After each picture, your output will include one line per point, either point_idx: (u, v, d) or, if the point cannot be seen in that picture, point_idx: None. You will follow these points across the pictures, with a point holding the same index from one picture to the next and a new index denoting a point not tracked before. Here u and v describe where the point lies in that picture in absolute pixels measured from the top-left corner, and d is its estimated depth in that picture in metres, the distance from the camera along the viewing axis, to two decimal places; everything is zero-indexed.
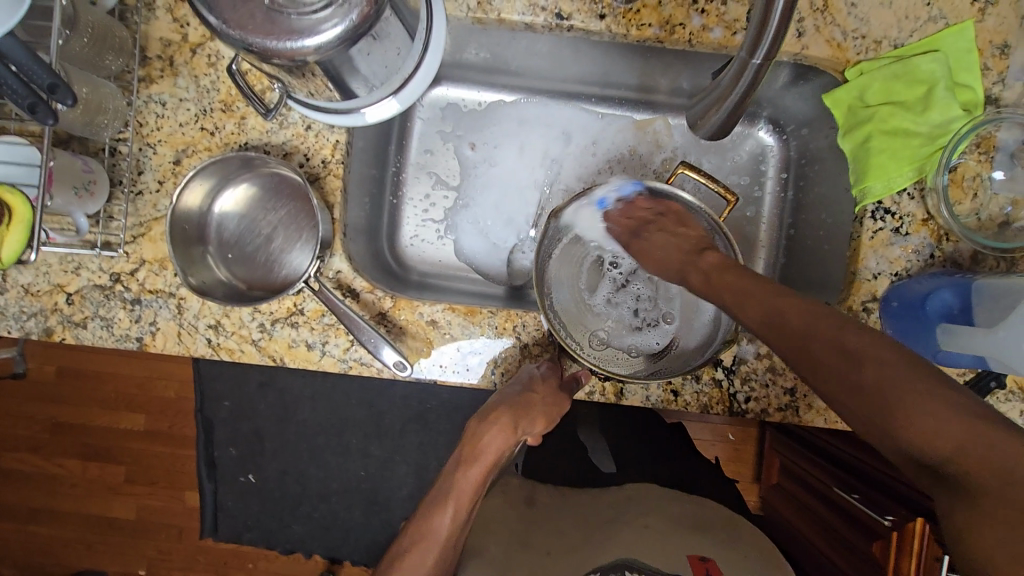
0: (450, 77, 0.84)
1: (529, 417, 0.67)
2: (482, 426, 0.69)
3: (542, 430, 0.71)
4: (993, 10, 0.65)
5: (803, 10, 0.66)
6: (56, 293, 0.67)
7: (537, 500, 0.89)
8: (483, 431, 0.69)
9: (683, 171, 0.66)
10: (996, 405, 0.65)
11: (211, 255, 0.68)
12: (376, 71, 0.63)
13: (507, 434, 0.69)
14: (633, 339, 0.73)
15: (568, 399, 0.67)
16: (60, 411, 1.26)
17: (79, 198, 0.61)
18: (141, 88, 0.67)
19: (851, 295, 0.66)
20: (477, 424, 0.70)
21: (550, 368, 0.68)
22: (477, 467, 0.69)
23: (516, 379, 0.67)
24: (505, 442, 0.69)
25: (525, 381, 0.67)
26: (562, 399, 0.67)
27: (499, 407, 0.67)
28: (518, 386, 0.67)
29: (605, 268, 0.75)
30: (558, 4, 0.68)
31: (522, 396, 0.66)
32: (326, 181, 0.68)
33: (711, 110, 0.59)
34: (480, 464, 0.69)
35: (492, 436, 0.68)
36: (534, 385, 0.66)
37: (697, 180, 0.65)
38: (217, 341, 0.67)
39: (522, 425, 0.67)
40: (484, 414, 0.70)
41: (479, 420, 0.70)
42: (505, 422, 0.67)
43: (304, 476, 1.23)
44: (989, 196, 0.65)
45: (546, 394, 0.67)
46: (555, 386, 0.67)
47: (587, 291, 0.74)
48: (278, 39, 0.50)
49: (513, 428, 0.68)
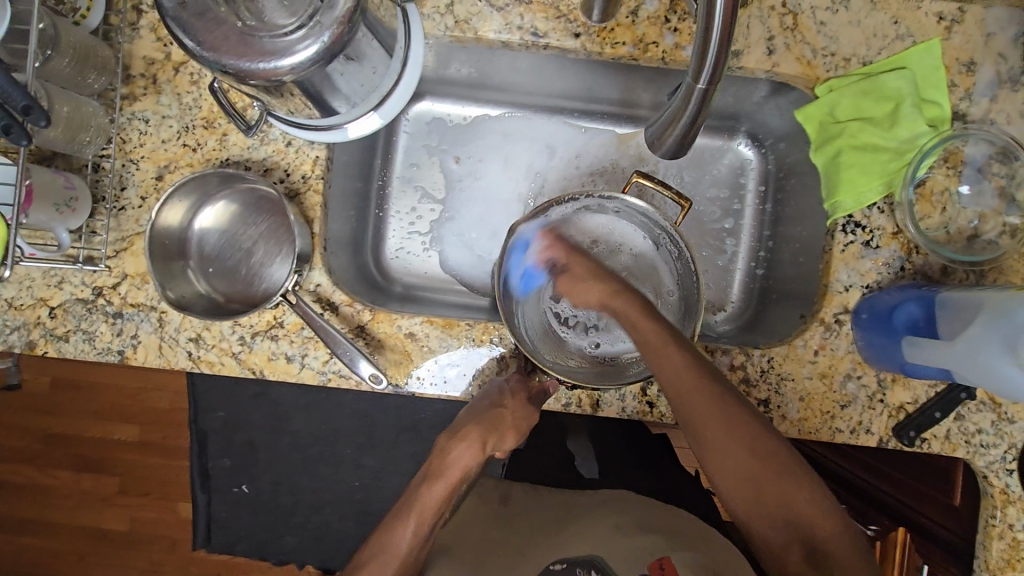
0: (432, 92, 0.85)
1: (501, 432, 0.67)
2: (451, 442, 0.68)
3: (507, 446, 0.71)
4: (959, 29, 0.67)
5: (773, 28, 0.67)
6: (39, 307, 0.68)
7: (513, 497, 0.88)
8: (453, 447, 0.68)
9: (638, 180, 0.68)
10: (967, 415, 0.66)
11: (192, 269, 0.69)
12: (355, 89, 0.64)
13: (475, 451, 0.68)
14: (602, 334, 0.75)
15: (538, 410, 0.68)
16: (51, 422, 1.26)
17: (61, 214, 0.62)
18: (124, 105, 0.68)
19: (823, 307, 0.67)
20: (445, 441, 0.69)
21: (520, 382, 0.68)
22: (443, 484, 0.67)
23: (490, 386, 0.68)
24: (473, 458, 0.68)
25: (493, 396, 0.68)
26: (528, 413, 0.68)
27: (470, 423, 0.67)
28: (489, 395, 0.68)
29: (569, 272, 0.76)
30: (533, 23, 0.70)
31: (492, 410, 0.67)
32: (306, 197, 0.69)
33: (666, 131, 0.56)
34: (444, 481, 0.67)
35: (461, 452, 0.68)
36: (503, 399, 0.67)
37: (652, 188, 0.68)
38: (198, 354, 0.68)
39: (490, 440, 0.67)
40: (455, 430, 0.69)
41: (449, 436, 0.69)
42: (474, 437, 0.67)
43: (294, 487, 1.23)
44: (958, 210, 0.66)
45: (517, 407, 0.67)
46: (524, 401, 0.68)
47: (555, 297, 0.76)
48: (252, 60, 0.51)
49: (481, 446, 0.68)
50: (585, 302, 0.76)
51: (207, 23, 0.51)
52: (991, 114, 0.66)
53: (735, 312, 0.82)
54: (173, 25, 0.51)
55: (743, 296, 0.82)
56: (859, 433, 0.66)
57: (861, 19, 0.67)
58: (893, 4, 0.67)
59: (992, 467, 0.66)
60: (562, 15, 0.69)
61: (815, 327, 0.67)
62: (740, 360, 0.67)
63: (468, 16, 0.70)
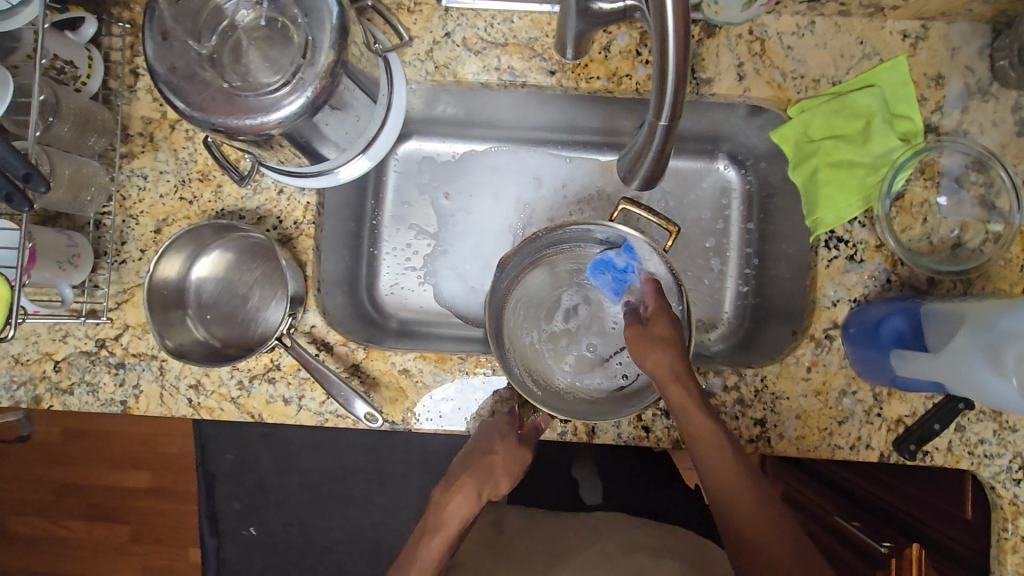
0: (420, 131, 0.87)
1: (494, 474, 0.72)
2: (446, 494, 0.73)
3: (501, 491, 0.76)
4: (924, 45, 0.68)
5: (742, 55, 0.69)
6: (45, 361, 0.70)
7: (505, 525, 0.89)
8: (448, 499, 0.73)
9: (626, 206, 0.69)
10: (968, 425, 0.65)
11: (190, 317, 0.71)
12: (341, 136, 0.67)
13: (471, 501, 0.73)
14: (601, 348, 0.75)
15: (528, 451, 0.72)
16: (66, 472, 1.27)
17: (64, 270, 0.64)
18: (124, 163, 0.71)
19: (812, 323, 0.67)
20: (440, 495, 0.74)
21: (508, 423, 0.70)
22: (439, 537, 0.71)
23: (486, 427, 0.69)
24: (469, 510, 0.72)
25: (486, 440, 0.71)
26: (522, 454, 0.72)
27: (464, 473, 0.73)
28: (483, 436, 0.70)
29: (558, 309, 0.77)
30: (510, 63, 0.72)
31: (483, 458, 0.72)
32: (299, 242, 0.71)
33: (637, 165, 0.56)
34: (443, 533, 0.71)
35: (456, 504, 0.72)
36: (493, 446, 0.71)
37: (641, 215, 0.69)
38: (198, 401, 0.69)
39: (483, 486, 0.73)
40: (451, 481, 0.74)
41: (445, 488, 0.74)
42: (468, 487, 0.72)
43: (305, 528, 1.23)
44: (938, 220, 0.67)
45: (506, 453, 0.71)
46: (515, 444, 0.71)
47: (544, 333, 0.76)
48: (238, 118, 0.54)
49: (476, 495, 0.73)
50: (580, 321, 0.76)
51: (195, 86, 0.53)
52: (963, 124, 0.67)
53: (727, 333, 0.82)
54: (165, 88, 0.54)
55: (736, 314, 0.82)
56: (858, 448, 0.66)
57: (828, 41, 0.69)
58: (858, 25, 0.69)
59: (998, 477, 0.65)
60: (538, 54, 0.72)
61: (805, 343, 0.67)
62: (732, 380, 0.67)
63: (448, 61, 0.73)
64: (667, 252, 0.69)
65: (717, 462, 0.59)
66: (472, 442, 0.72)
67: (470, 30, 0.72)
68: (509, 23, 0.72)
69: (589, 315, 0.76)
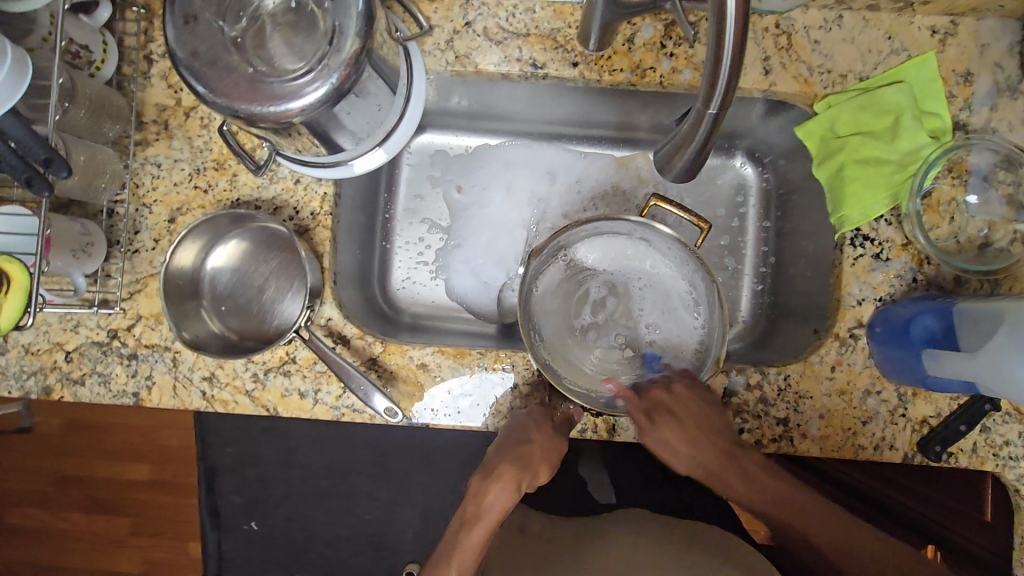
0: (435, 124, 0.86)
1: (535, 463, 0.67)
2: (485, 483, 0.68)
3: (541, 481, 0.70)
4: (954, 41, 0.67)
5: (769, 49, 0.68)
6: (56, 351, 0.68)
7: (529, 527, 0.86)
8: (487, 489, 0.67)
9: (656, 203, 0.69)
10: (993, 427, 0.64)
11: (204, 309, 0.70)
12: (361, 125, 0.65)
13: (510, 491, 0.67)
14: (629, 340, 0.73)
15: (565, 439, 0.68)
16: (66, 463, 1.26)
17: (78, 258, 0.63)
18: (137, 151, 0.70)
19: (836, 322, 0.67)
20: (476, 484, 0.69)
21: (541, 414, 0.67)
22: (480, 529, 0.66)
23: (516, 419, 0.67)
24: (509, 499, 0.67)
25: (522, 429, 0.67)
26: (560, 442, 0.68)
27: (502, 462, 0.67)
28: (517, 425, 0.67)
29: (587, 301, 0.74)
30: (532, 54, 0.71)
31: (521, 446, 0.67)
32: (316, 233, 0.70)
33: (677, 156, 0.55)
34: (482, 525, 0.67)
35: (496, 493, 0.67)
36: (530, 434, 0.66)
37: (671, 211, 0.68)
38: (212, 393, 0.68)
39: (524, 476, 0.67)
40: (489, 469, 0.68)
41: (482, 477, 0.69)
42: (508, 475, 0.66)
43: (309, 523, 1.22)
44: (966, 219, 0.66)
45: (546, 441, 0.67)
46: (553, 433, 0.67)
47: (572, 325, 0.73)
48: (262, 105, 0.53)
49: (517, 484, 0.67)
50: (609, 313, 0.74)
51: (218, 71, 0.52)
52: (991, 123, 0.67)
53: (741, 333, 0.81)
54: (186, 73, 0.52)
55: (753, 313, 0.81)
56: (882, 449, 0.65)
57: (855, 36, 0.68)
58: (886, 20, 0.68)
59: (1022, 480, 0.64)
60: (560, 46, 0.71)
61: (830, 342, 0.66)
62: (755, 378, 0.66)
63: (469, 51, 0.71)
64: (699, 248, 0.70)
65: (723, 462, 0.64)
66: (503, 433, 0.68)
67: (492, 19, 0.71)
68: (531, 14, 0.71)
69: (617, 307, 0.74)
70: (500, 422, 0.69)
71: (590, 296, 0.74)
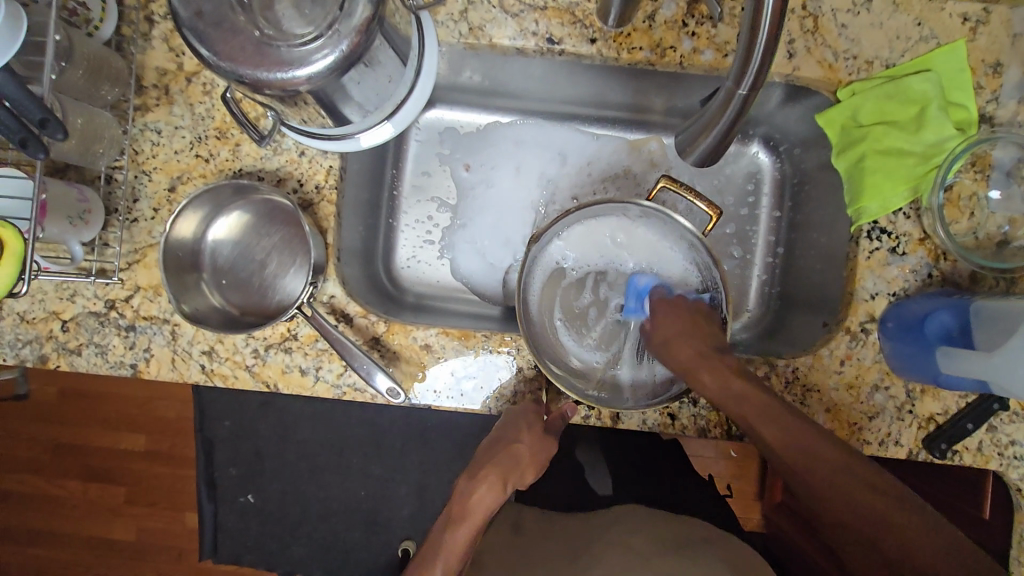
0: (445, 100, 0.84)
1: (518, 463, 0.68)
2: (470, 484, 0.69)
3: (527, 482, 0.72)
4: (985, 29, 0.65)
5: (794, 32, 0.66)
6: (52, 320, 0.67)
7: (523, 525, 0.88)
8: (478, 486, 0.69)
9: (665, 186, 0.66)
10: (999, 426, 0.64)
11: (205, 282, 0.68)
12: (369, 97, 0.63)
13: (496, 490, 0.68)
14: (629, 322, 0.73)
15: (555, 441, 0.68)
16: (64, 432, 1.26)
17: (74, 226, 0.61)
18: (136, 116, 0.67)
19: (848, 316, 0.66)
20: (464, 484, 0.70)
21: (535, 413, 0.67)
22: (466, 527, 0.67)
23: (509, 417, 0.67)
24: (494, 499, 0.68)
25: (512, 427, 0.67)
26: (549, 445, 0.68)
27: (490, 462, 0.68)
28: (510, 423, 0.67)
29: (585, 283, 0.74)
30: (549, 29, 0.69)
31: (509, 447, 0.67)
32: (320, 208, 0.68)
33: (701, 138, 0.53)
34: (467, 524, 0.67)
35: (482, 493, 0.68)
36: (519, 433, 0.67)
37: (680, 194, 0.65)
38: (211, 367, 0.67)
39: (510, 476, 0.68)
40: (474, 471, 0.70)
41: (469, 477, 0.70)
42: (494, 476, 0.68)
43: (305, 497, 1.22)
44: (986, 215, 0.64)
45: (532, 442, 0.67)
46: (541, 434, 0.67)
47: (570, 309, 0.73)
48: (268, 70, 0.50)
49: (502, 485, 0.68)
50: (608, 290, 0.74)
51: (223, 33, 0.50)
52: (1018, 116, 0.65)
53: (745, 326, 0.80)
54: (188, 34, 0.50)
55: (760, 304, 0.80)
56: (887, 445, 0.64)
57: (884, 21, 0.66)
58: (916, 6, 0.65)
59: None
60: (578, 21, 0.68)
61: (840, 336, 0.65)
62: (763, 370, 0.65)
63: (483, 23, 0.69)
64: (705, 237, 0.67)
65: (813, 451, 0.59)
66: (498, 431, 0.68)
67: None
68: None
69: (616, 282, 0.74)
70: (502, 405, 0.68)
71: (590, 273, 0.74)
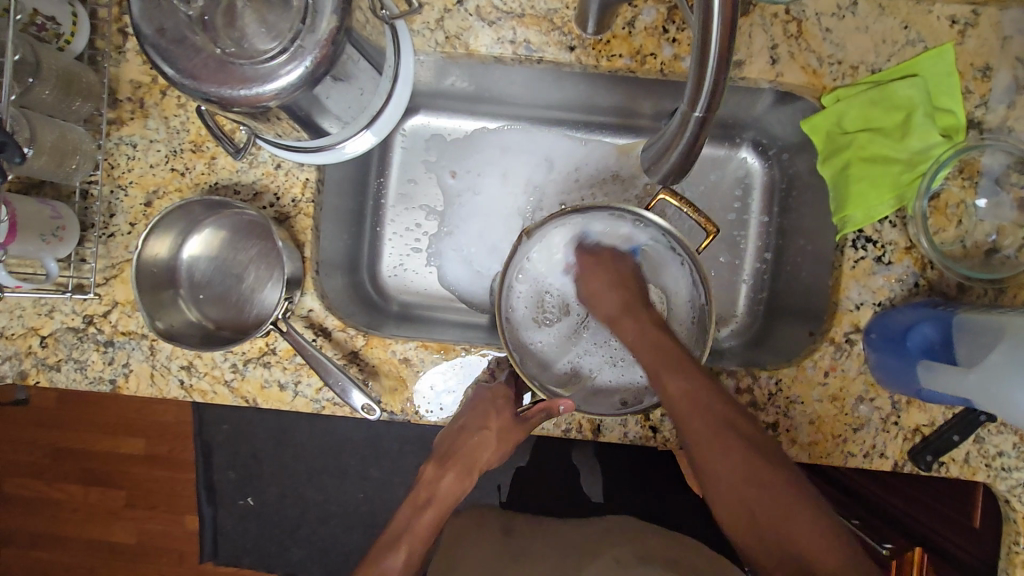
0: (427, 106, 0.83)
1: (484, 452, 0.68)
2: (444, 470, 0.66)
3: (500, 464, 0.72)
4: (974, 32, 0.63)
5: (777, 37, 0.64)
6: (30, 336, 0.67)
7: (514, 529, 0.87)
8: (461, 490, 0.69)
9: (663, 197, 0.61)
10: (988, 437, 0.63)
11: (182, 297, 0.68)
12: (344, 109, 0.62)
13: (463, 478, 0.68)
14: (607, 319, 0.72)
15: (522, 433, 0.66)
16: (60, 437, 1.26)
17: (48, 243, 0.61)
18: (111, 130, 0.67)
19: (833, 327, 0.65)
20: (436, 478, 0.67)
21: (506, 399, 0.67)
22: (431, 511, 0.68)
23: (474, 406, 0.66)
24: (461, 487, 0.69)
25: (479, 415, 0.67)
26: (515, 432, 0.67)
27: (457, 453, 0.69)
28: (476, 410, 0.66)
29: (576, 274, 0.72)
30: (527, 36, 0.67)
31: (474, 435, 0.67)
32: (297, 221, 0.67)
33: (665, 156, 0.51)
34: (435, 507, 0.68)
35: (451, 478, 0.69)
36: (486, 421, 0.67)
37: (677, 208, 0.61)
38: (190, 382, 0.67)
39: (477, 462, 0.68)
40: (444, 456, 0.69)
41: (437, 464, 0.70)
42: (459, 462, 0.68)
43: (302, 500, 1.23)
44: (975, 223, 0.63)
45: (499, 429, 0.67)
46: (511, 421, 0.67)
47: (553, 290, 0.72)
48: (233, 88, 0.50)
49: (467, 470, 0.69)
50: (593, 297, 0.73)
51: (185, 51, 0.49)
52: (1008, 121, 0.63)
53: (735, 332, 0.79)
54: (152, 52, 0.49)
55: (749, 311, 0.79)
56: (873, 456, 0.64)
57: (870, 25, 0.64)
58: (903, 9, 0.64)
59: (1014, 491, 0.63)
60: (556, 28, 0.67)
61: (825, 347, 0.64)
62: (746, 382, 0.65)
63: (460, 31, 0.67)
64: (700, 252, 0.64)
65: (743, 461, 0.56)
66: (460, 421, 0.67)
67: None
68: None
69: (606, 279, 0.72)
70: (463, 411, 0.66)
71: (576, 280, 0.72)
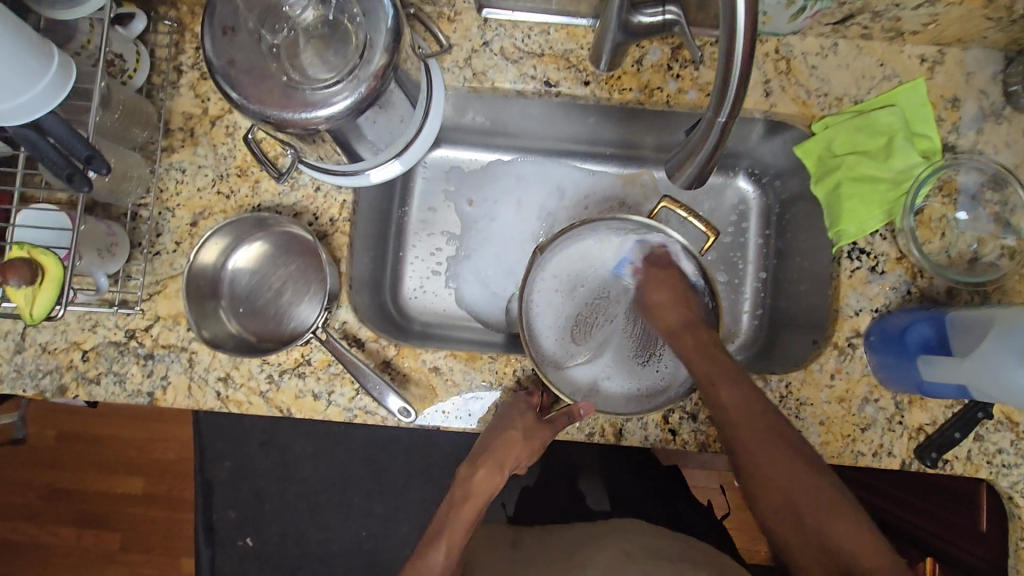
0: (449, 139, 0.89)
1: (511, 452, 0.71)
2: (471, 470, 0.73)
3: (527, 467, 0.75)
4: (941, 69, 0.72)
5: (769, 73, 0.72)
6: (72, 350, 0.69)
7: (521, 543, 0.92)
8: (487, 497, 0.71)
9: (667, 206, 0.71)
10: (986, 435, 0.67)
11: (223, 309, 0.72)
12: (382, 136, 0.68)
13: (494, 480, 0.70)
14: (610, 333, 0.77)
15: (546, 433, 0.68)
16: (61, 478, 1.25)
17: (102, 259, 0.65)
18: (163, 157, 0.72)
19: (835, 332, 0.69)
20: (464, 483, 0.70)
21: (525, 402, 0.70)
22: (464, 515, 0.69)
23: (503, 409, 0.69)
24: (493, 483, 0.73)
25: (506, 420, 0.69)
26: (538, 436, 0.69)
27: (486, 451, 0.72)
28: (505, 413, 0.69)
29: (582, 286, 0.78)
30: (546, 73, 0.75)
31: (502, 437, 0.70)
32: (334, 239, 0.72)
33: (686, 164, 0.57)
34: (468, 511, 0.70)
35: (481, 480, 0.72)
36: (511, 422, 0.69)
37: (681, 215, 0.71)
38: (226, 394, 0.69)
39: (506, 461, 0.71)
40: (474, 456, 0.73)
41: (469, 464, 0.74)
42: (490, 463, 0.72)
43: (305, 538, 1.21)
44: (957, 235, 0.69)
45: (525, 430, 0.69)
46: (534, 422, 0.69)
47: (561, 302, 0.77)
48: (293, 111, 0.55)
49: (499, 471, 0.72)
50: (606, 307, 0.78)
51: (253, 79, 0.55)
52: (978, 145, 0.70)
53: (741, 347, 0.84)
54: (221, 80, 0.55)
55: (751, 328, 0.84)
56: (881, 456, 0.67)
57: (850, 63, 0.72)
58: (878, 49, 0.72)
59: (1015, 487, 0.66)
60: (573, 65, 0.75)
61: (829, 351, 0.69)
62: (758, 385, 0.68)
63: (486, 68, 0.75)
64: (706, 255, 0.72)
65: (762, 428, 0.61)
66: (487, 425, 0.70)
67: (508, 39, 0.75)
68: (545, 35, 0.75)
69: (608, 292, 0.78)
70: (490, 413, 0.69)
71: (583, 293, 0.78)
